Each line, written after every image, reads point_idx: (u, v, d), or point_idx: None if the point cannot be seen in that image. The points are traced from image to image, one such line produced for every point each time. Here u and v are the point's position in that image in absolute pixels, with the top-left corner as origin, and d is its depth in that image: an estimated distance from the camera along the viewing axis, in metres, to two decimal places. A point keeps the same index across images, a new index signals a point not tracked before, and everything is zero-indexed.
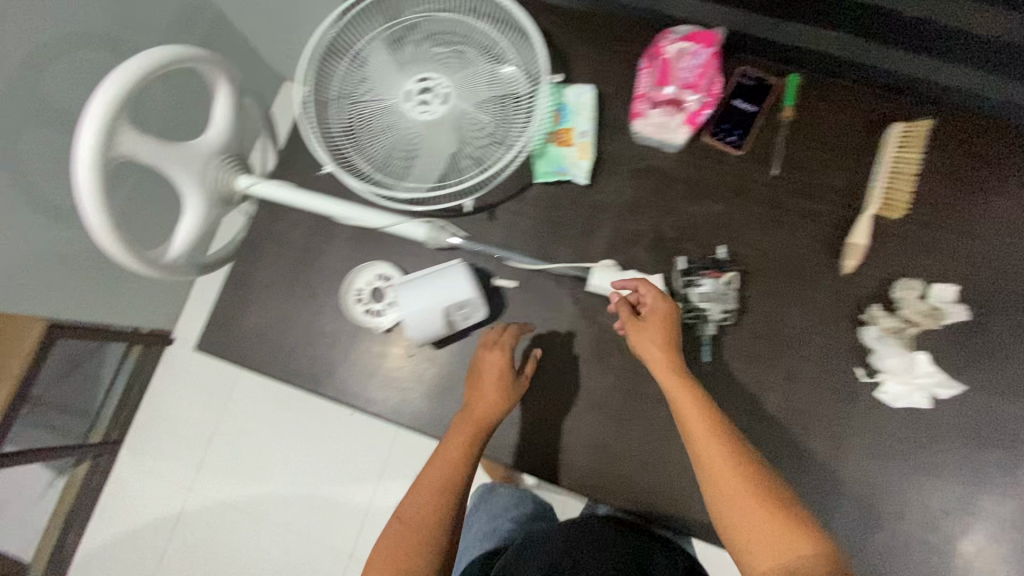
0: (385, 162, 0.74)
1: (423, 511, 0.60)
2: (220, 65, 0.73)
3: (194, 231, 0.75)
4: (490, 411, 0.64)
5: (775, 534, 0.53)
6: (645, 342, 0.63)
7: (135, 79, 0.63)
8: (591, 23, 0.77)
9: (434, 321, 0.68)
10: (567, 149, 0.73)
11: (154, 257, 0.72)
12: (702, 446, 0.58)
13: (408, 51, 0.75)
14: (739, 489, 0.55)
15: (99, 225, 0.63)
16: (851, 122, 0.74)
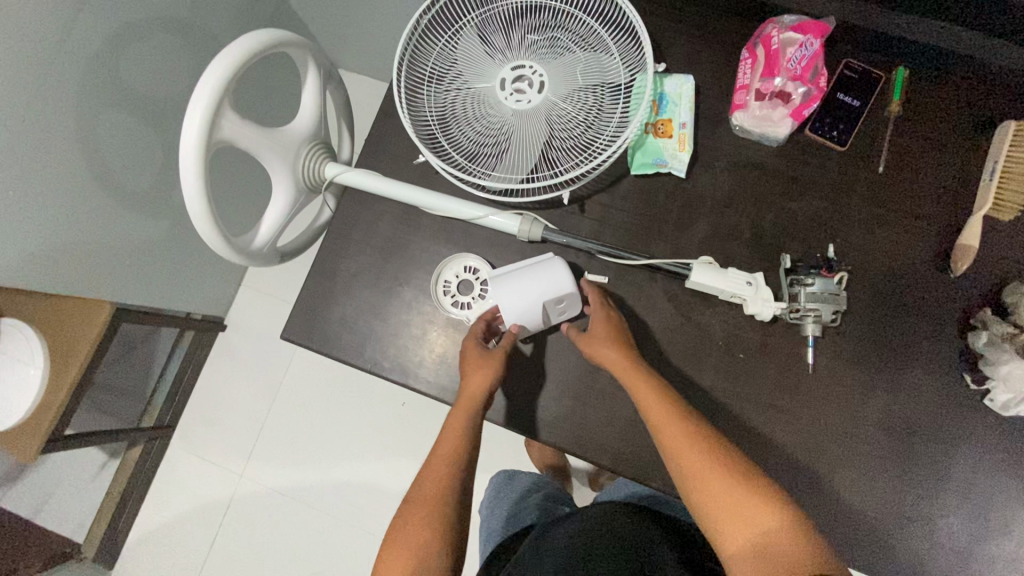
0: (476, 150, 0.72)
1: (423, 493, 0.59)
2: (313, 49, 0.72)
3: (280, 217, 0.73)
4: (476, 391, 0.63)
5: (739, 512, 0.53)
6: (598, 344, 0.64)
7: (242, 61, 0.62)
8: (687, 12, 0.75)
9: (534, 311, 0.66)
10: (666, 140, 0.71)
11: (241, 242, 0.71)
12: (664, 437, 0.59)
13: (502, 37, 0.73)
14: (703, 477, 0.55)
15: (198, 208, 0.62)
16: (962, 119, 0.71)
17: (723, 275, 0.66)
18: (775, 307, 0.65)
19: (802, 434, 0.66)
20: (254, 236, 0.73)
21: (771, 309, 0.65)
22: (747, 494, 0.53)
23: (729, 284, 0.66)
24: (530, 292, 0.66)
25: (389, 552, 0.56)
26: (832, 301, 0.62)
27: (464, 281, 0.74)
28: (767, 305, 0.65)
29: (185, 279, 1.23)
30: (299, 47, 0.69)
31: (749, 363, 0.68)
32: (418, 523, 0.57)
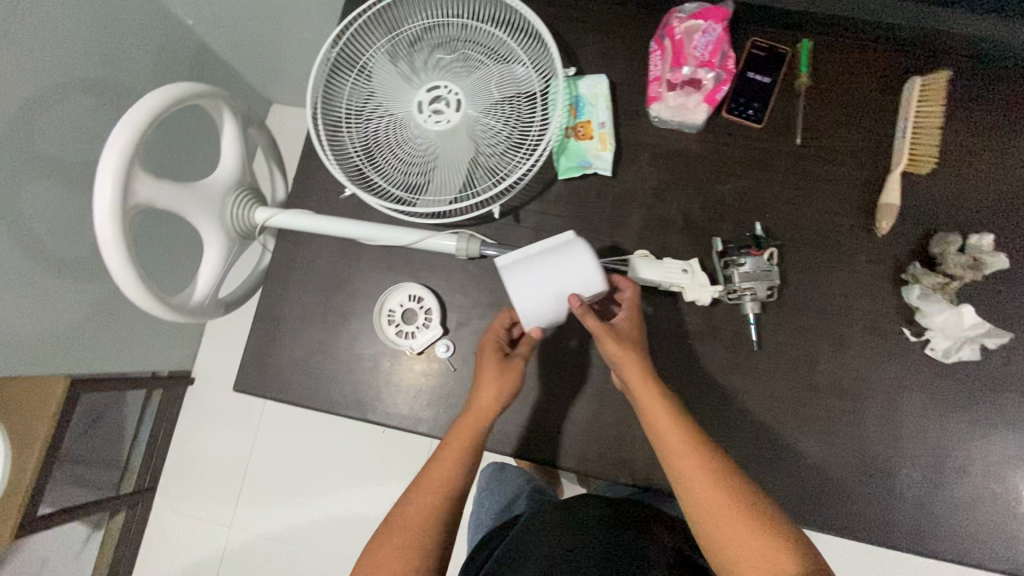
0: (402, 175, 0.72)
1: (415, 506, 0.58)
2: (225, 98, 0.71)
3: (217, 270, 0.73)
4: (487, 403, 0.61)
5: (745, 543, 0.51)
6: (620, 353, 0.60)
7: (148, 122, 0.61)
8: (592, 14, 0.77)
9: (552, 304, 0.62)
10: (588, 142, 0.72)
11: (178, 301, 0.69)
12: (675, 458, 0.56)
13: (414, 61, 0.73)
14: (717, 510, 0.53)
15: (124, 274, 0.61)
16: (870, 81, 0.72)
17: (660, 266, 0.67)
18: (712, 291, 0.67)
19: (759, 410, 0.68)
20: (193, 291, 0.72)
21: (710, 292, 0.67)
22: (751, 524, 0.52)
23: (666, 274, 0.67)
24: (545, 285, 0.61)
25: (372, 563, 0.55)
26: (768, 277, 0.64)
27: (409, 310, 0.73)
28: (704, 288, 0.66)
29: (143, 339, 1.21)
30: (208, 97, 0.68)
31: (698, 347, 0.69)
32: (407, 539, 0.56)
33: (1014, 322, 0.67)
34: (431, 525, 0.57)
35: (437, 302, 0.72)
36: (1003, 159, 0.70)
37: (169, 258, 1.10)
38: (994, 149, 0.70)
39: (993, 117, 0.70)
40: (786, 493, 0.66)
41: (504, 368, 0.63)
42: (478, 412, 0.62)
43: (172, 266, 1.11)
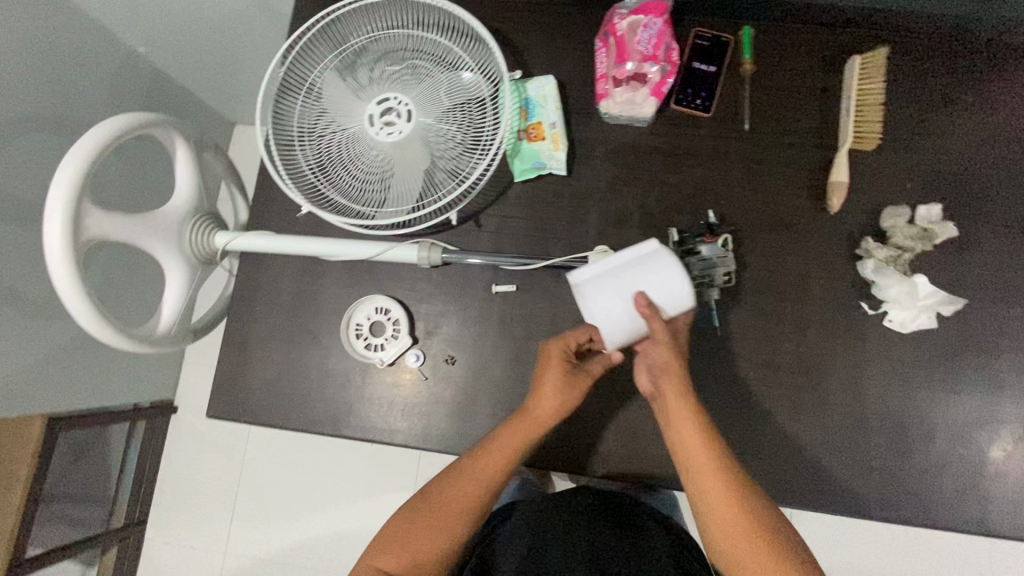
0: (359, 189, 0.72)
1: (447, 498, 0.64)
2: (174, 125, 0.71)
3: (180, 298, 0.73)
4: (541, 416, 0.63)
5: (750, 551, 0.56)
6: (667, 373, 0.60)
7: (94, 156, 0.61)
8: (536, 15, 0.78)
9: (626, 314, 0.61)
10: (540, 143, 0.72)
11: (142, 332, 0.69)
12: (697, 471, 0.58)
13: (363, 75, 0.74)
14: (738, 531, 0.56)
15: (83, 311, 0.60)
16: (812, 62, 0.74)
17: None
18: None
19: (727, 394, 0.69)
20: (158, 322, 0.71)
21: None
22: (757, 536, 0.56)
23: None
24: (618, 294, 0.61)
25: (401, 538, 0.63)
26: (726, 262, 0.66)
27: (376, 322, 0.73)
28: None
29: (120, 371, 1.20)
30: (155, 125, 0.68)
31: None
32: (437, 526, 0.63)
33: (968, 289, 0.69)
34: (460, 517, 0.63)
35: (404, 313, 0.72)
36: (947, 130, 0.71)
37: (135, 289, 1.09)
38: (937, 121, 0.71)
39: (934, 90, 0.72)
40: (758, 473, 0.67)
41: (569, 386, 0.64)
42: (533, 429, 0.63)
43: (131, 297, 1.09)
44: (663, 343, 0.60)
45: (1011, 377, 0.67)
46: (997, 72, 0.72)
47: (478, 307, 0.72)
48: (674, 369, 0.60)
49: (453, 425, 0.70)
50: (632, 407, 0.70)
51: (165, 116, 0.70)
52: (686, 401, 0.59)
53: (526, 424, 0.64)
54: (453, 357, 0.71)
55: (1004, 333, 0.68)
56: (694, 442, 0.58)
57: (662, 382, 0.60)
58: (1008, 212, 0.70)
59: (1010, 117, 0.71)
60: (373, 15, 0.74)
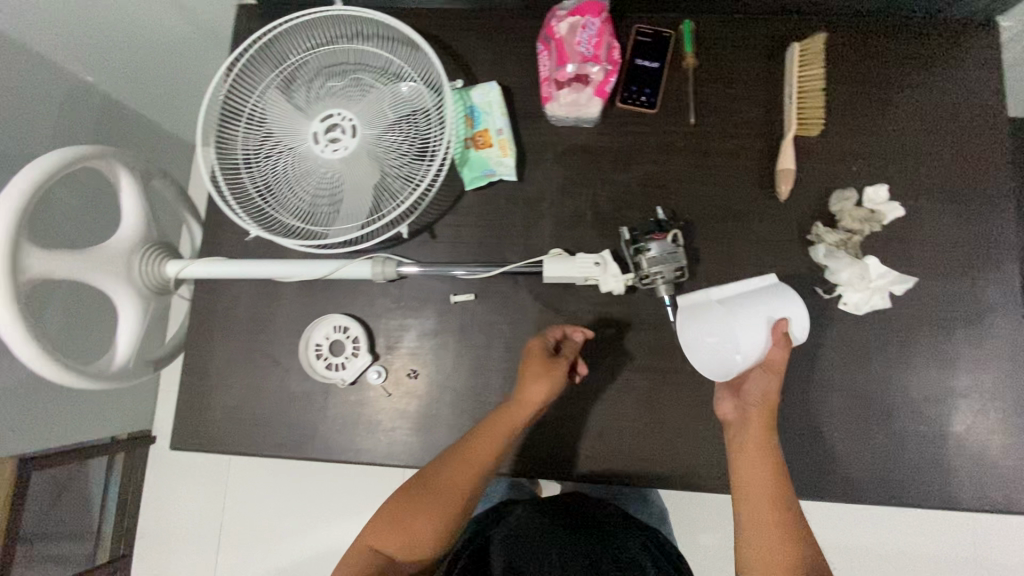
0: (308, 209, 0.71)
1: (448, 482, 0.63)
2: (115, 155, 0.70)
3: (137, 331, 0.72)
4: (533, 400, 0.62)
5: None
6: (760, 412, 0.60)
7: (29, 195, 0.59)
8: (477, 23, 0.78)
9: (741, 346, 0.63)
10: (488, 150, 0.72)
11: (97, 369, 0.68)
12: (756, 499, 0.59)
13: (306, 92, 0.73)
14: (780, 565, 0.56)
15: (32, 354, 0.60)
16: (752, 52, 0.74)
17: (572, 263, 0.68)
18: (625, 280, 0.67)
19: (689, 388, 0.70)
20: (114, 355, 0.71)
21: (621, 281, 0.67)
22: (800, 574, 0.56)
23: (581, 269, 0.68)
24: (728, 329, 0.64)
25: (400, 522, 0.62)
26: (676, 262, 0.65)
27: (335, 341, 0.72)
28: (616, 277, 0.67)
29: (92, 405, 1.18)
30: (93, 158, 0.66)
31: (624, 335, 0.71)
32: (436, 510, 0.62)
33: (917, 267, 0.69)
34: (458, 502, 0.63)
35: (363, 330, 0.71)
36: (888, 111, 0.72)
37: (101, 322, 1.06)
38: (878, 103, 0.72)
39: (873, 72, 0.73)
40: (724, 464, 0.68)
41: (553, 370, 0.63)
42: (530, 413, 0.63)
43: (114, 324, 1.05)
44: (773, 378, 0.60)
45: (965, 351, 0.68)
46: (933, 50, 0.73)
47: (437, 319, 0.72)
48: (765, 408, 0.60)
49: (419, 439, 0.69)
50: (596, 407, 0.70)
51: (104, 147, 0.68)
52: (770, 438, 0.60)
53: (522, 410, 0.63)
54: (415, 370, 0.71)
55: (955, 308, 0.68)
56: (763, 477, 0.59)
57: (755, 416, 0.60)
58: (952, 187, 0.71)
59: (948, 94, 0.72)
60: (313, 31, 0.74)
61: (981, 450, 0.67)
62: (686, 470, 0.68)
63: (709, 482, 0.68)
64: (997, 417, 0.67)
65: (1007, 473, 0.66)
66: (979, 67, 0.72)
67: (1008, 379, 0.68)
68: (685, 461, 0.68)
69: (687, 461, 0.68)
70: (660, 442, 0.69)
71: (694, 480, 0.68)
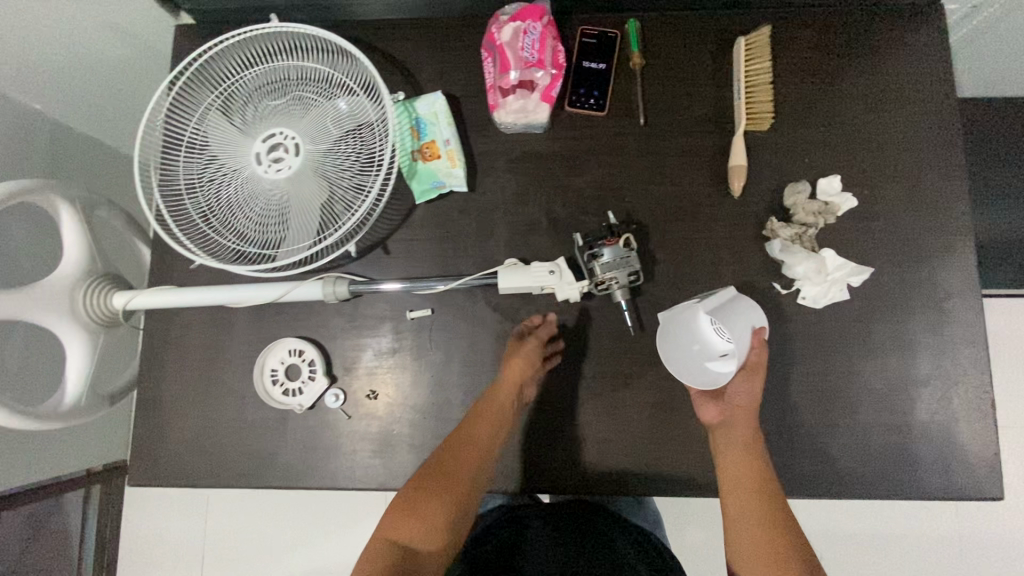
0: (255, 232, 0.70)
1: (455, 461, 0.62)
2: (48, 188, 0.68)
3: (86, 367, 0.70)
4: (518, 374, 0.65)
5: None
6: (747, 413, 0.63)
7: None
8: (421, 33, 0.76)
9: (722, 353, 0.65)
10: (436, 162, 0.71)
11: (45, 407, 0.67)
12: (739, 489, 0.60)
13: (247, 111, 0.70)
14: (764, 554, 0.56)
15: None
16: (699, 48, 0.73)
17: (527, 272, 0.67)
18: (580, 287, 0.66)
19: (651, 392, 0.69)
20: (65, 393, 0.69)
21: (577, 289, 0.66)
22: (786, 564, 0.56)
23: (536, 278, 0.66)
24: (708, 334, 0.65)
25: (410, 512, 0.58)
26: (629, 267, 0.64)
27: (291, 366, 0.71)
28: (572, 285, 0.66)
29: None
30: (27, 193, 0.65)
31: (584, 342, 0.70)
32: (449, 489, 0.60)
33: (873, 257, 0.69)
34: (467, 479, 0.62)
35: (319, 352, 0.70)
36: (837, 101, 0.71)
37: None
38: (826, 93, 0.71)
39: (820, 63, 0.72)
40: (690, 467, 0.67)
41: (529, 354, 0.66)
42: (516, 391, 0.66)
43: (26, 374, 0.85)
44: (757, 377, 0.62)
45: (925, 339, 0.68)
46: (879, 38, 0.72)
47: (393, 337, 0.70)
48: (748, 408, 0.63)
49: (381, 461, 0.68)
50: (559, 417, 0.69)
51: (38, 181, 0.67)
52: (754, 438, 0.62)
53: (506, 390, 0.66)
54: (374, 391, 0.69)
55: (913, 296, 0.68)
56: (750, 472, 0.60)
57: (742, 416, 0.63)
58: (904, 175, 0.70)
59: (897, 80, 0.71)
60: (251, 49, 0.71)
61: (947, 439, 0.66)
62: (653, 476, 0.67)
63: (675, 487, 0.67)
64: (961, 404, 0.67)
65: (974, 460, 0.66)
66: (924, 52, 0.71)
67: (971, 365, 0.67)
68: (651, 467, 0.67)
69: (653, 466, 0.67)
70: (626, 449, 0.68)
71: (661, 485, 0.67)
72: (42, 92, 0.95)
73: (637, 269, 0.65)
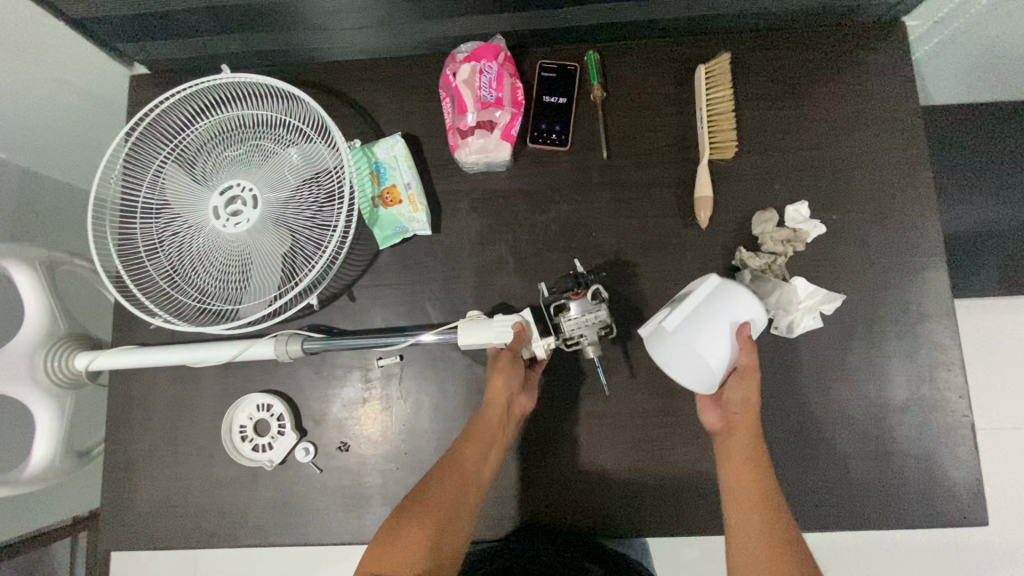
0: (216, 287, 0.68)
1: (439, 490, 0.55)
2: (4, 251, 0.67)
3: (52, 429, 0.68)
4: (500, 391, 0.61)
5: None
6: (745, 415, 0.59)
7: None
8: (380, 73, 0.76)
9: (710, 346, 0.57)
10: (398, 207, 0.70)
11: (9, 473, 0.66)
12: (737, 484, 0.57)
13: (204, 164, 0.69)
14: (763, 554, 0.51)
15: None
16: (659, 77, 0.72)
17: (490, 325, 0.63)
18: (547, 344, 0.63)
19: (624, 429, 0.68)
20: (35, 458, 0.67)
21: (543, 345, 0.63)
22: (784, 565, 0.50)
23: (500, 331, 0.63)
24: (698, 325, 0.58)
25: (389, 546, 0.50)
26: (598, 322, 0.61)
27: (260, 420, 0.69)
28: (538, 342, 0.63)
29: None
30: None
31: (555, 382, 0.70)
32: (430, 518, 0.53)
33: (844, 283, 0.68)
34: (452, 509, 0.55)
35: (287, 406, 0.69)
36: (801, 125, 0.70)
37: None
38: (790, 118, 0.71)
39: (781, 86, 0.71)
40: (670, 504, 0.66)
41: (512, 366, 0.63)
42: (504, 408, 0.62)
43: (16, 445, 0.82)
44: (747, 379, 0.59)
45: (900, 364, 0.67)
46: (839, 59, 0.71)
47: (362, 386, 0.69)
48: (746, 413, 0.59)
49: (354, 515, 0.67)
50: (532, 458, 0.69)
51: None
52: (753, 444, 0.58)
53: (495, 408, 0.61)
54: (345, 443, 0.68)
55: (886, 320, 0.67)
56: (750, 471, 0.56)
57: (738, 422, 0.59)
58: (872, 197, 0.69)
59: (860, 101, 0.70)
60: (206, 99, 0.70)
61: (928, 465, 0.65)
62: (634, 516, 0.66)
63: (651, 527, 0.66)
64: (942, 429, 0.65)
65: (958, 486, 0.64)
66: (886, 71, 0.70)
67: (950, 389, 0.66)
68: (631, 508, 0.66)
69: (634, 507, 0.67)
70: (604, 489, 0.67)
71: (642, 525, 0.66)
72: None
73: (608, 323, 0.62)
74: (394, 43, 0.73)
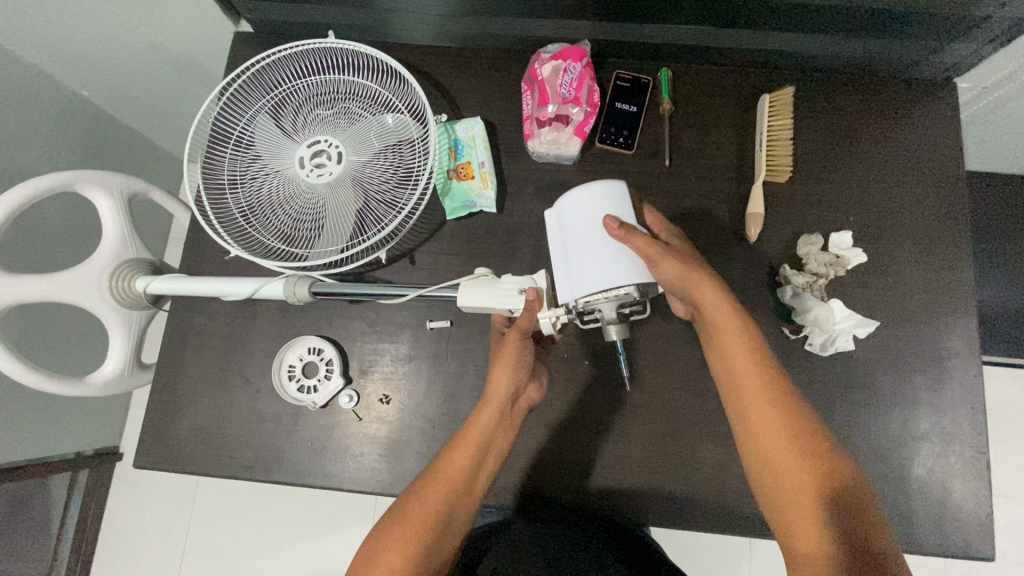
0: (289, 230, 0.72)
1: (452, 466, 0.59)
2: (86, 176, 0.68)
3: (125, 343, 0.72)
4: (504, 387, 0.61)
5: (763, 417, 0.56)
6: (697, 280, 0.59)
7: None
8: (467, 61, 0.81)
9: (601, 275, 0.59)
10: (470, 182, 0.76)
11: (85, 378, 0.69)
12: (719, 341, 0.60)
13: (295, 118, 0.74)
14: (758, 391, 0.57)
15: (11, 367, 0.62)
16: (726, 100, 0.78)
17: (494, 288, 0.66)
18: (555, 315, 0.63)
19: (652, 422, 0.71)
20: (104, 371, 0.70)
21: (550, 318, 0.63)
22: (766, 403, 0.56)
23: (503, 296, 0.65)
24: (572, 270, 0.61)
25: (403, 524, 0.56)
26: (613, 293, 0.59)
27: (310, 363, 0.73)
28: (543, 313, 0.63)
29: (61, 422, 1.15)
30: (60, 184, 0.66)
31: (591, 367, 0.73)
32: (437, 498, 0.57)
33: (877, 312, 0.72)
34: (453, 492, 0.58)
35: (338, 352, 0.72)
36: (851, 161, 0.76)
37: (59, 342, 1.02)
38: (842, 153, 0.76)
39: (837, 124, 0.76)
40: (691, 497, 0.69)
41: (522, 351, 0.63)
42: (503, 401, 0.62)
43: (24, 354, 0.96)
44: (670, 254, 0.58)
45: (923, 394, 0.70)
46: (894, 107, 0.76)
47: (413, 345, 0.72)
48: (703, 277, 0.60)
49: (388, 465, 0.69)
50: (560, 436, 0.72)
51: (77, 171, 0.68)
52: (722, 296, 0.59)
53: (491, 404, 0.61)
54: (387, 396, 0.71)
55: (914, 352, 0.71)
56: (726, 331, 0.59)
57: (694, 293, 0.60)
58: (911, 235, 0.73)
59: (908, 147, 0.75)
60: (306, 61, 0.76)
61: (943, 497, 0.67)
62: (656, 503, 0.69)
63: (667, 517, 0.69)
64: (959, 464, 0.68)
65: (968, 517, 0.67)
66: (936, 123, 0.75)
67: (968, 424, 0.69)
68: (654, 494, 0.69)
69: (656, 495, 0.69)
70: (631, 476, 0.70)
71: (662, 513, 0.69)
72: (96, 84, 1.00)
73: (628, 295, 0.59)
74: (485, 36, 0.79)
